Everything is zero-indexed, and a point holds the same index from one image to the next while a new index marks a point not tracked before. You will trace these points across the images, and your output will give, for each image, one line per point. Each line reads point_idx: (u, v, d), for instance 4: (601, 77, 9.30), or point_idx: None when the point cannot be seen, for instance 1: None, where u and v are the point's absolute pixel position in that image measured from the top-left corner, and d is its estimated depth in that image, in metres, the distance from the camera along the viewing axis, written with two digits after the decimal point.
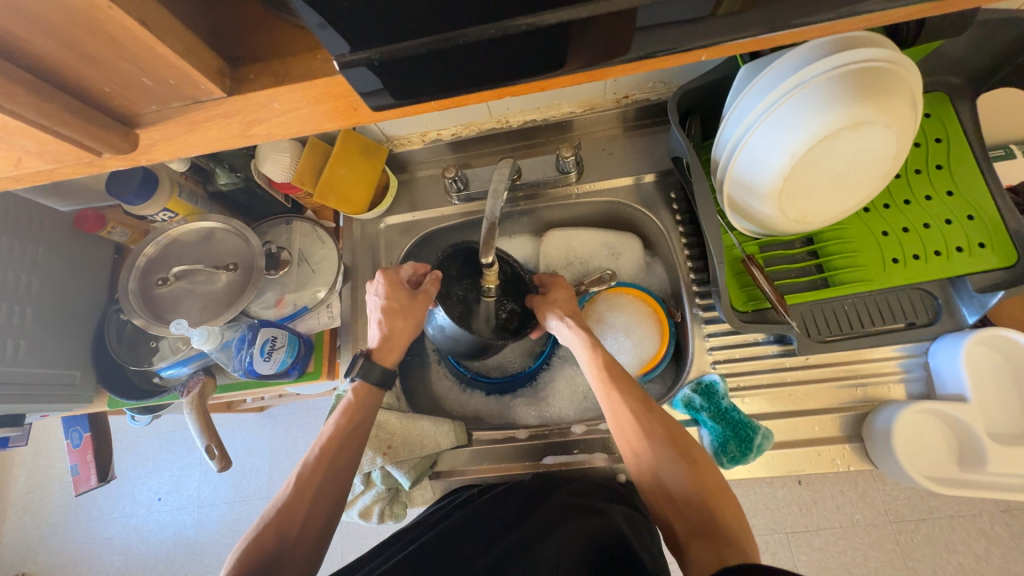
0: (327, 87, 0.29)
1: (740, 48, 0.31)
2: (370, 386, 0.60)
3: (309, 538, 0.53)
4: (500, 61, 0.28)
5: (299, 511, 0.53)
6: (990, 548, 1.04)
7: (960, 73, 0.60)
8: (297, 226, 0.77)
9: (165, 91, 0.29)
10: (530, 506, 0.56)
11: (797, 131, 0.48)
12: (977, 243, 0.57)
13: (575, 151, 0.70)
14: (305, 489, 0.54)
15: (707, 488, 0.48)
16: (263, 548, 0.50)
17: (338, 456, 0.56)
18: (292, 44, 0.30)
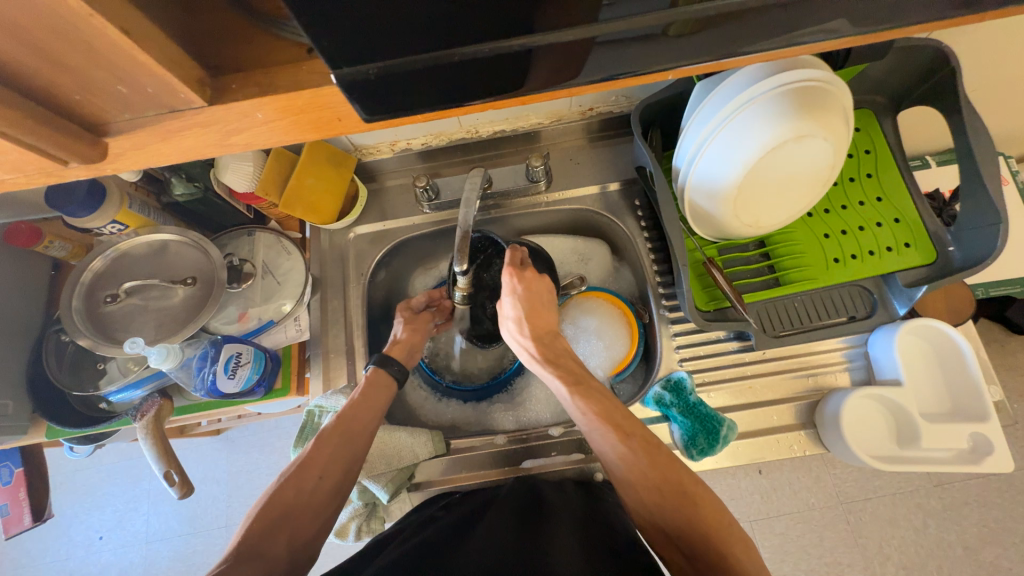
0: (312, 98, 0.29)
1: (702, 69, 0.33)
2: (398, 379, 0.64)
3: (324, 493, 0.53)
4: (478, 83, 0.29)
5: (314, 470, 0.53)
6: (927, 520, 1.15)
7: (883, 93, 0.68)
8: (261, 237, 0.74)
9: (140, 99, 0.27)
10: (521, 508, 0.57)
11: (749, 141, 0.52)
12: (904, 243, 0.64)
13: (544, 160, 0.72)
14: (322, 451, 0.54)
15: (681, 481, 0.48)
16: (281, 502, 0.50)
17: (362, 414, 0.59)
18: (273, 55, 0.29)
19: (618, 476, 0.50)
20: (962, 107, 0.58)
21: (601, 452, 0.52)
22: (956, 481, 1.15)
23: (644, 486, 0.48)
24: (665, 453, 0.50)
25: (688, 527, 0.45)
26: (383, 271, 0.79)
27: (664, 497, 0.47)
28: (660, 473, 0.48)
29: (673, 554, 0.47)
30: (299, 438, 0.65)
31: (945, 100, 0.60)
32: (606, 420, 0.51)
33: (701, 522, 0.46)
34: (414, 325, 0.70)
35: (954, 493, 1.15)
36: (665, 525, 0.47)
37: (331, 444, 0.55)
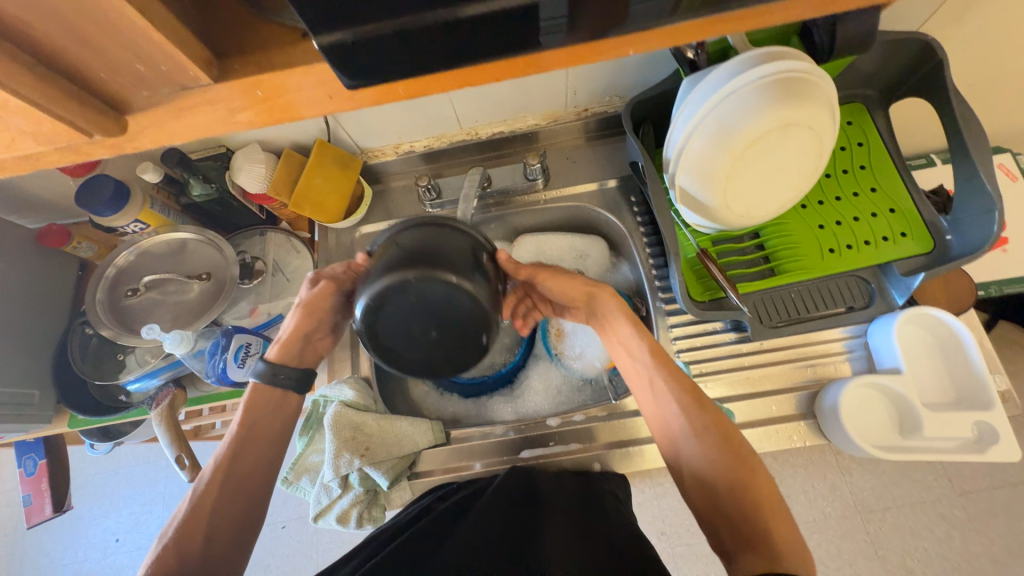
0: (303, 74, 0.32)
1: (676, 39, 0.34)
2: (286, 389, 0.58)
3: (219, 546, 0.52)
4: (447, 46, 0.31)
5: (199, 526, 0.52)
6: (952, 531, 1.13)
7: (873, 87, 0.69)
8: (271, 237, 0.79)
9: (156, 77, 0.31)
10: (517, 495, 0.58)
11: (734, 129, 0.54)
12: (899, 233, 0.65)
13: (541, 159, 0.75)
14: (203, 503, 0.53)
15: (739, 450, 0.50)
16: (166, 565, 0.50)
17: (255, 438, 0.56)
18: (270, 39, 0.33)
19: (675, 428, 0.53)
20: (952, 91, 0.59)
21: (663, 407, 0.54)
22: (980, 490, 1.13)
23: (703, 443, 0.51)
24: (721, 413, 0.53)
25: (739, 492, 0.48)
26: None
27: (723, 456, 0.50)
28: (720, 432, 0.51)
29: (713, 515, 0.49)
30: (304, 427, 0.67)
31: (933, 89, 0.61)
32: (677, 381, 0.54)
33: (753, 487, 0.48)
34: (310, 310, 0.61)
35: (978, 503, 1.13)
36: (714, 482, 0.49)
37: (219, 487, 0.54)
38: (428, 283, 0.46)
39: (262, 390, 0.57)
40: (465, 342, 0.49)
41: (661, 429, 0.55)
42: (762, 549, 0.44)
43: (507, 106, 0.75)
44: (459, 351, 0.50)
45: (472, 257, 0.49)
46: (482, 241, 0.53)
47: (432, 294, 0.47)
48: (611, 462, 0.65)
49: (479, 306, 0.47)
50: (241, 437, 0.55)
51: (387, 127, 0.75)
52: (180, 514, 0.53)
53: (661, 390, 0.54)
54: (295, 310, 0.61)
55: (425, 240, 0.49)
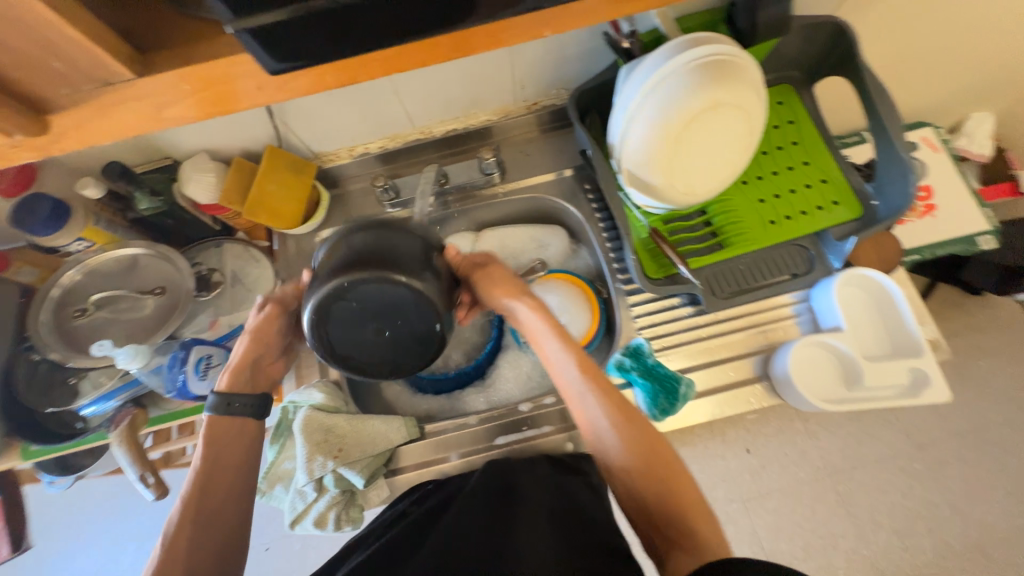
0: (228, 64, 0.33)
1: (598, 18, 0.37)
2: (245, 416, 0.60)
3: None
4: (368, 26, 0.32)
5: (176, 565, 0.51)
6: (912, 483, 1.21)
7: (800, 68, 0.73)
8: (228, 248, 0.77)
9: (76, 75, 0.31)
10: (489, 490, 0.59)
11: (669, 110, 0.57)
12: (832, 201, 0.70)
13: (495, 153, 0.78)
14: (177, 542, 0.52)
15: (662, 455, 0.53)
16: None
17: (220, 466, 0.57)
18: (191, 33, 0.35)
19: (604, 442, 0.55)
20: (865, 66, 0.64)
21: (593, 420, 0.56)
22: (934, 442, 1.23)
23: (630, 452, 0.53)
24: (649, 425, 0.55)
25: (665, 496, 0.51)
26: None
27: (647, 463, 0.52)
28: (647, 443, 0.54)
29: (644, 519, 0.53)
30: (275, 435, 0.66)
31: (850, 65, 0.66)
32: (603, 395, 0.56)
33: (676, 488, 0.51)
34: (263, 336, 0.63)
35: (933, 454, 1.22)
36: (641, 491, 0.52)
37: (191, 522, 0.53)
38: (371, 283, 0.49)
39: (220, 423, 0.58)
40: (416, 332, 0.54)
41: (591, 441, 0.57)
42: (686, 546, 0.48)
43: (458, 103, 0.76)
44: (410, 341, 0.55)
45: (414, 253, 0.52)
46: (428, 236, 0.55)
47: (376, 293, 0.50)
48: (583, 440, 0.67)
49: (423, 300, 0.51)
50: (204, 467, 0.56)
51: (340, 130, 0.75)
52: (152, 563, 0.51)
53: (590, 405, 0.56)
54: (245, 336, 0.62)
55: (371, 241, 0.51)
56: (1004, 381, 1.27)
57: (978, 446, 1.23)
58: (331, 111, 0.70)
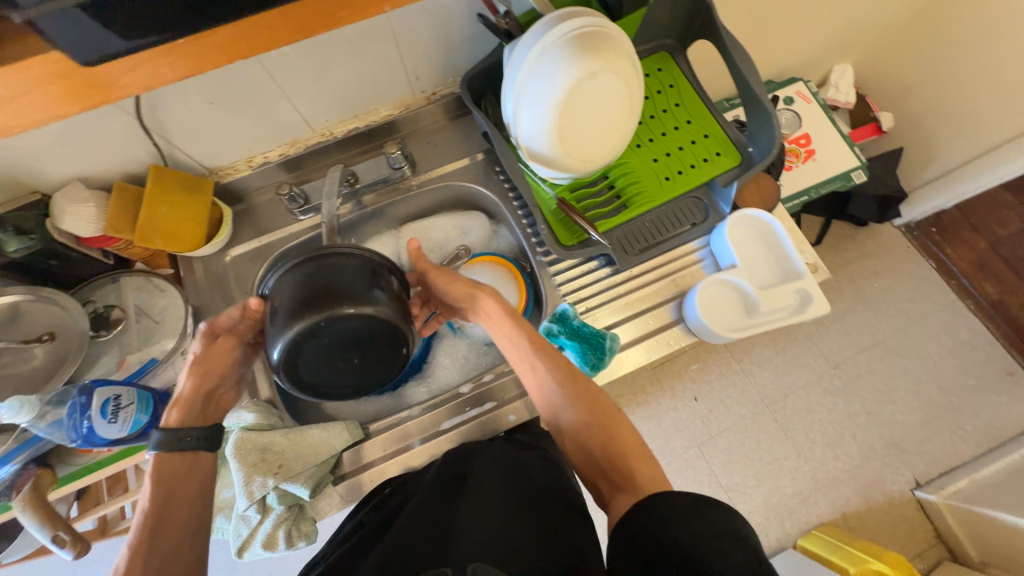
0: (53, 65, 0.36)
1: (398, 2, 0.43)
2: (197, 449, 0.56)
3: None
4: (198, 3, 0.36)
5: None
6: (836, 399, 1.37)
7: (672, 35, 0.80)
8: (127, 282, 0.72)
9: None
10: (446, 479, 0.59)
11: (553, 84, 0.60)
12: (715, 153, 0.76)
13: (400, 146, 0.77)
14: None
15: (605, 411, 0.57)
16: None
17: (175, 502, 0.53)
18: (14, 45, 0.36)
19: (552, 405, 0.59)
20: (722, 27, 0.71)
21: (545, 391, 0.59)
22: (847, 360, 1.40)
23: (578, 411, 0.57)
24: (591, 383, 0.59)
25: (610, 445, 0.55)
26: None
27: (593, 419, 0.56)
28: (588, 398, 0.58)
29: (593, 473, 0.56)
30: None
31: (712, 27, 0.72)
32: (553, 364, 0.59)
33: (619, 438, 0.55)
34: (209, 364, 0.61)
35: (849, 371, 1.39)
36: (590, 445, 0.56)
37: (143, 562, 0.49)
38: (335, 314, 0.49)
39: (170, 457, 0.54)
40: (383, 352, 0.54)
41: (544, 409, 0.60)
42: (628, 488, 0.51)
43: (352, 100, 0.75)
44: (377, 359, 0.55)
45: (371, 281, 0.53)
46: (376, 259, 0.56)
47: (342, 326, 0.50)
48: (523, 411, 0.69)
49: (386, 324, 0.52)
50: (157, 502, 0.52)
51: (231, 141, 0.72)
52: None
53: (539, 374, 0.60)
54: (190, 368, 0.60)
55: (331, 274, 0.52)
56: (895, 297, 1.45)
57: (882, 356, 1.40)
58: (215, 122, 0.67)
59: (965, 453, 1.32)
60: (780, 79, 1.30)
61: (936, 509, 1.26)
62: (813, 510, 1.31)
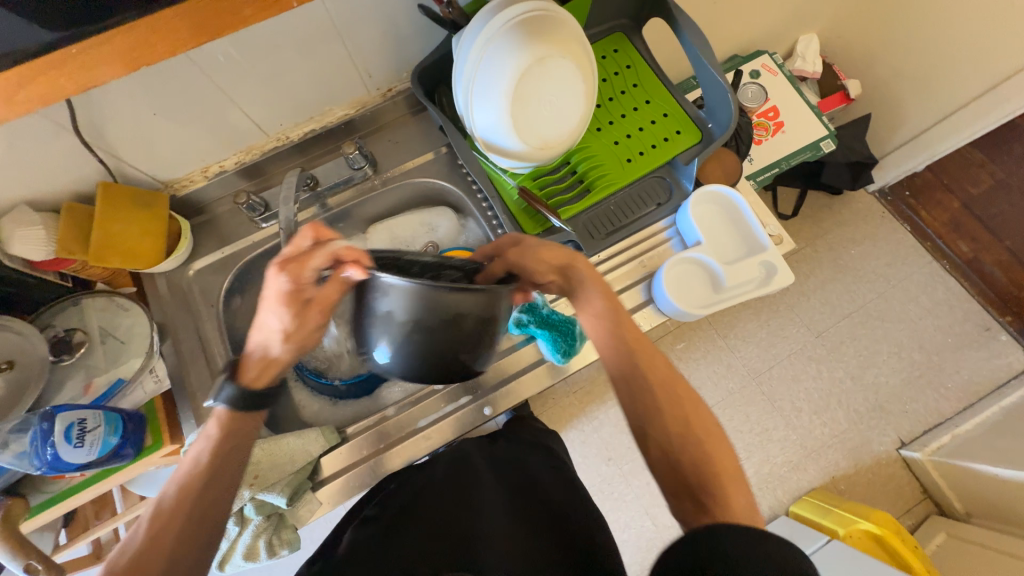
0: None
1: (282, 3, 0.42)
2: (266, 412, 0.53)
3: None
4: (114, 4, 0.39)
5: (157, 561, 0.44)
6: (819, 367, 1.40)
7: (626, 15, 0.79)
8: (88, 304, 0.70)
9: None
10: (468, 474, 0.65)
11: (503, 73, 0.60)
12: (676, 131, 0.76)
13: (359, 146, 0.76)
14: (164, 535, 0.46)
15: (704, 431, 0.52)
16: None
17: (231, 461, 0.50)
18: None
19: (648, 408, 0.53)
20: (672, 5, 0.71)
21: (644, 399, 0.54)
22: (828, 328, 1.42)
23: (681, 432, 0.52)
24: (691, 394, 0.55)
25: (705, 465, 0.50)
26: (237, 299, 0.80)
27: (694, 439, 0.52)
28: (688, 410, 0.53)
29: (678, 490, 0.51)
30: None
31: (666, 5, 0.72)
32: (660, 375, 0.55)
33: (716, 461, 0.50)
34: (301, 323, 0.50)
35: (831, 338, 1.42)
36: (682, 460, 0.51)
37: (183, 517, 0.46)
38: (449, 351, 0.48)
39: (237, 417, 0.51)
40: None
41: (635, 416, 0.54)
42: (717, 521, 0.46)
43: (304, 102, 0.73)
44: None
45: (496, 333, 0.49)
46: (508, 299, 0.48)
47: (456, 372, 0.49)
48: (498, 402, 0.70)
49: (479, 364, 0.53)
50: (212, 461, 0.49)
51: (182, 152, 0.70)
52: (133, 547, 0.45)
53: (638, 375, 0.55)
54: (283, 323, 0.49)
55: (473, 331, 0.45)
56: (872, 263, 1.47)
57: (863, 322, 1.42)
58: (162, 134, 0.66)
59: (947, 409, 1.35)
60: (745, 52, 1.29)
61: (920, 466, 1.29)
62: (804, 476, 1.33)
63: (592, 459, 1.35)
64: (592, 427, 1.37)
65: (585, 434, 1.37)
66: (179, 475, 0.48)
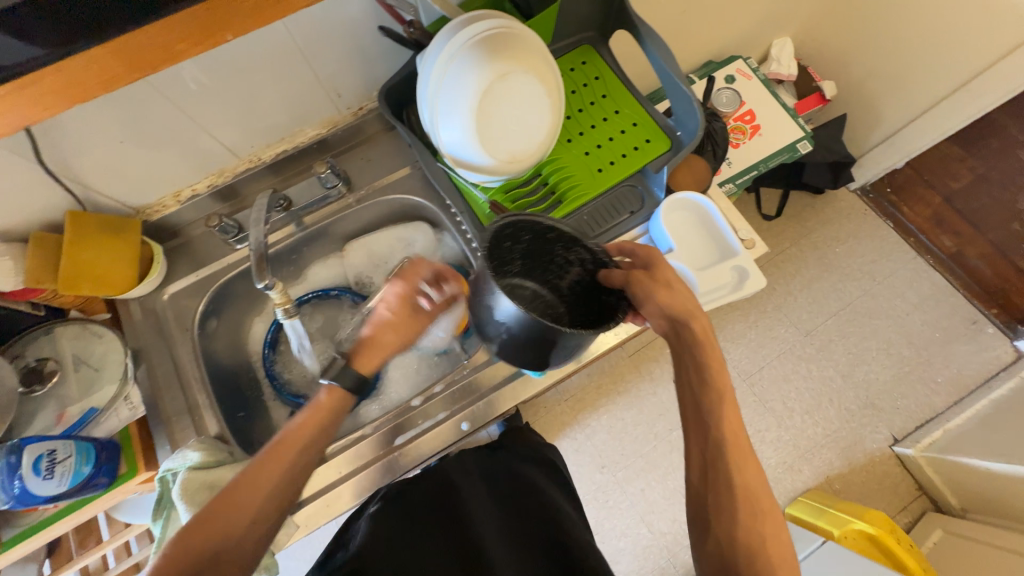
0: None
1: (215, 38, 0.43)
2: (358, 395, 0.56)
3: (255, 530, 0.48)
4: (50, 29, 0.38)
5: (250, 504, 0.48)
6: (810, 366, 1.40)
7: (593, 28, 0.80)
8: (62, 332, 0.69)
9: None
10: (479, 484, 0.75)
11: (466, 90, 0.60)
12: (646, 140, 0.77)
13: (330, 165, 0.78)
14: (261, 479, 0.50)
15: (770, 531, 0.47)
16: (202, 547, 0.46)
17: (325, 427, 0.54)
18: None
19: (721, 505, 0.48)
20: (636, 17, 0.72)
21: (715, 476, 0.49)
22: (817, 327, 1.42)
23: (747, 526, 0.47)
24: (761, 478, 0.49)
25: (764, 566, 0.45)
26: (214, 321, 0.80)
27: (760, 538, 0.46)
28: (759, 502, 0.48)
29: None
30: (156, 510, 0.61)
31: (629, 16, 0.73)
32: (740, 453, 0.49)
33: (773, 565, 0.45)
34: (406, 324, 0.60)
35: (820, 337, 1.42)
36: (740, 558, 0.46)
37: (279, 469, 0.51)
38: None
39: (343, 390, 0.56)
40: None
41: (696, 487, 0.50)
42: None
43: (275, 123, 0.74)
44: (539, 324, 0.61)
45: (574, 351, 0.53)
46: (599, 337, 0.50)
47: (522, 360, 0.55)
48: (476, 417, 0.70)
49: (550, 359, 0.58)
50: (315, 421, 0.53)
51: (152, 177, 0.70)
52: (234, 483, 0.49)
53: (715, 459, 0.49)
54: (393, 310, 0.59)
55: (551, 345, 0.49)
56: (857, 260, 1.48)
57: (850, 320, 1.43)
58: (131, 160, 0.66)
59: (938, 404, 1.35)
60: (719, 58, 1.31)
61: (914, 462, 1.28)
62: (799, 477, 1.32)
63: (586, 467, 1.34)
64: (586, 435, 1.37)
65: (578, 442, 1.36)
66: (290, 426, 0.53)
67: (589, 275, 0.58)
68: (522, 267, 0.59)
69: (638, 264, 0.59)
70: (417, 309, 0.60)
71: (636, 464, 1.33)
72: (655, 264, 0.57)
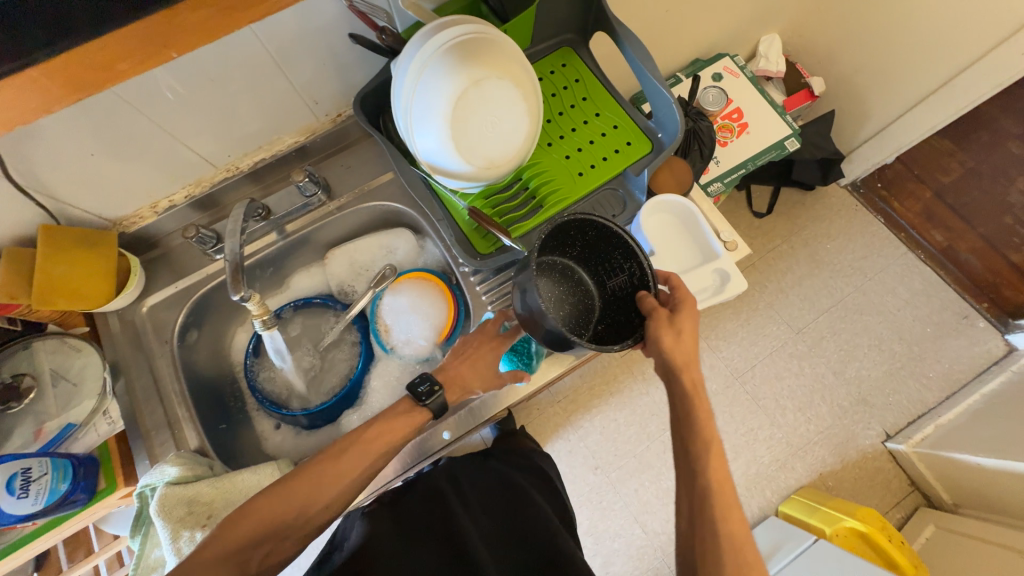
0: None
1: (162, 52, 0.42)
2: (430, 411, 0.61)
3: (318, 515, 0.55)
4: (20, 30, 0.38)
5: (324, 493, 0.55)
6: (802, 363, 1.40)
7: (572, 30, 0.79)
8: (40, 347, 0.69)
9: None
10: (469, 494, 0.76)
11: (441, 96, 0.60)
12: (627, 143, 0.76)
13: (308, 172, 0.75)
14: (341, 467, 0.57)
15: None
16: (278, 520, 0.53)
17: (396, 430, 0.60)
18: None
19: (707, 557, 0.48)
20: (614, 19, 0.71)
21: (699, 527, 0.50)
22: (808, 324, 1.42)
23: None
24: (744, 527, 0.50)
25: None
26: (195, 332, 0.79)
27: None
28: (739, 545, 0.49)
29: None
30: (134, 525, 0.61)
31: (609, 19, 0.72)
32: (723, 504, 0.50)
33: None
34: (482, 356, 0.67)
35: (812, 334, 1.42)
36: None
37: (361, 463, 0.57)
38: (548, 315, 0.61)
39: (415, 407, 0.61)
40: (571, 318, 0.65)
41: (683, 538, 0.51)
42: None
43: (252, 132, 0.73)
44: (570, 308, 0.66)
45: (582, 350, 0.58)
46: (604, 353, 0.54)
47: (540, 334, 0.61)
48: (455, 426, 0.70)
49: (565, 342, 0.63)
50: (397, 421, 0.60)
51: (126, 189, 0.70)
52: (321, 466, 0.56)
53: (700, 510, 0.51)
54: (474, 341, 0.67)
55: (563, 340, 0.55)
56: (848, 256, 1.48)
57: (842, 316, 1.43)
58: (103, 171, 0.65)
59: (930, 400, 1.35)
60: (706, 56, 1.30)
61: (907, 458, 1.28)
62: (791, 475, 1.32)
63: (580, 468, 1.34)
64: (579, 436, 1.36)
65: (572, 444, 1.35)
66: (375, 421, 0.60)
67: (632, 288, 0.61)
68: (578, 254, 0.64)
69: (673, 300, 0.61)
70: (492, 345, 0.67)
71: (629, 464, 1.33)
72: (682, 309, 0.58)
